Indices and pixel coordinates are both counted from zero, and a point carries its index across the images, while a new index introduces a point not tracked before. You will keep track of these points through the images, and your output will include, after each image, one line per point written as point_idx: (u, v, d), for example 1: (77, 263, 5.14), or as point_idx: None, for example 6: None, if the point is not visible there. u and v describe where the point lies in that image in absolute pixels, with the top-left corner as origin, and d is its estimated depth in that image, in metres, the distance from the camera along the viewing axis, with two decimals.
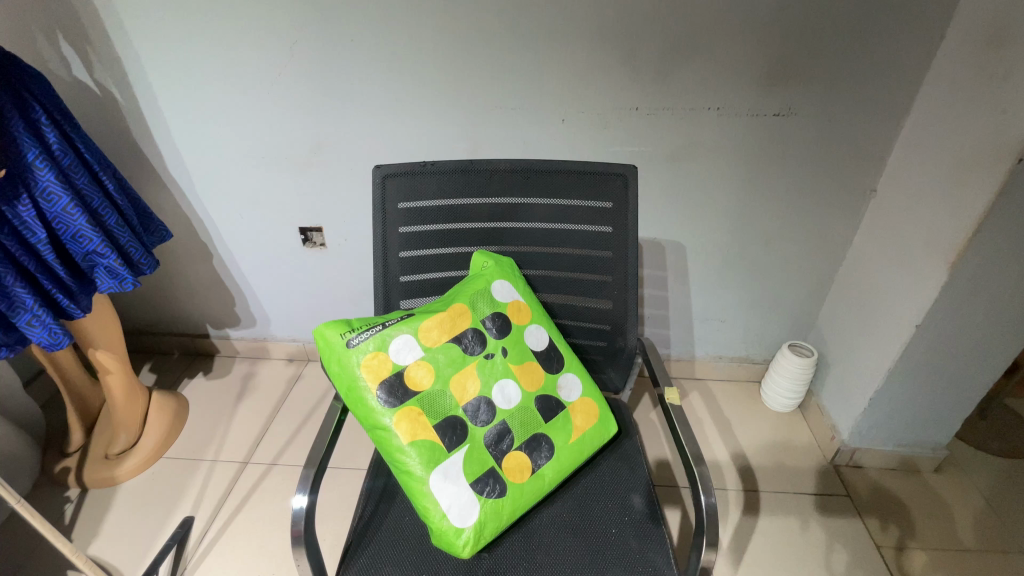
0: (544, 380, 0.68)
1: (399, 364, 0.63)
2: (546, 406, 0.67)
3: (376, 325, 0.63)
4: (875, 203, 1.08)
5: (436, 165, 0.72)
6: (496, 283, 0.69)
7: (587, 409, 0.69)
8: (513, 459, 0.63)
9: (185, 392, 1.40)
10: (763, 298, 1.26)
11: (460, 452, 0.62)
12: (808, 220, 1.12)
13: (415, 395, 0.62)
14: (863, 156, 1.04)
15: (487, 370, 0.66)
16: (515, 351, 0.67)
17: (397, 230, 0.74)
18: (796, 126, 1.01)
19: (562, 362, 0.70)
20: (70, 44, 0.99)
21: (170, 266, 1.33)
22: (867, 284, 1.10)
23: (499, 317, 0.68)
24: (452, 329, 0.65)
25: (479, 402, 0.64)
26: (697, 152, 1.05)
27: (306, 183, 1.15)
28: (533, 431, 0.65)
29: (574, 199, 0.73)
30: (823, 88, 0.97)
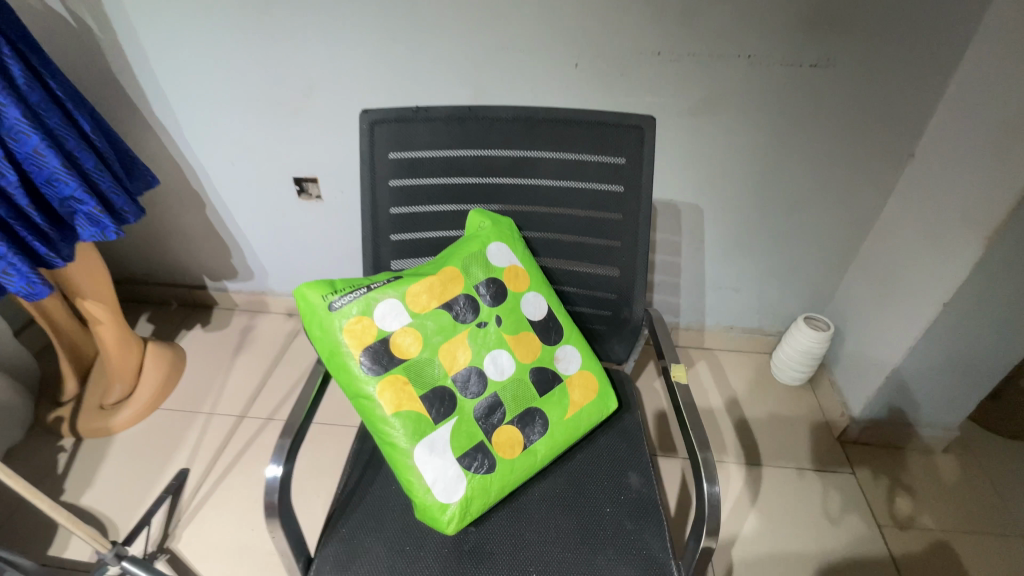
0: (540, 351, 0.63)
1: (385, 331, 0.58)
2: (542, 379, 0.62)
3: (361, 289, 0.58)
4: (914, 168, 0.99)
5: (430, 111, 0.65)
6: (492, 245, 0.63)
7: (586, 384, 0.64)
8: (505, 434, 0.60)
9: (183, 344, 1.39)
10: (781, 268, 1.19)
11: (449, 424, 0.58)
12: (837, 184, 1.04)
13: (401, 363, 0.58)
14: (906, 114, 0.94)
15: (480, 340, 0.61)
16: (511, 320, 0.62)
17: (387, 184, 0.68)
18: (832, 78, 0.91)
19: (562, 333, 0.65)
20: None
21: (162, 214, 1.28)
22: (896, 256, 1.02)
23: (495, 283, 0.62)
24: (443, 294, 0.60)
25: (470, 373, 0.60)
26: (720, 105, 0.96)
27: (298, 129, 1.08)
28: (526, 405, 0.61)
29: (583, 153, 0.67)
30: (868, 35, 0.86)
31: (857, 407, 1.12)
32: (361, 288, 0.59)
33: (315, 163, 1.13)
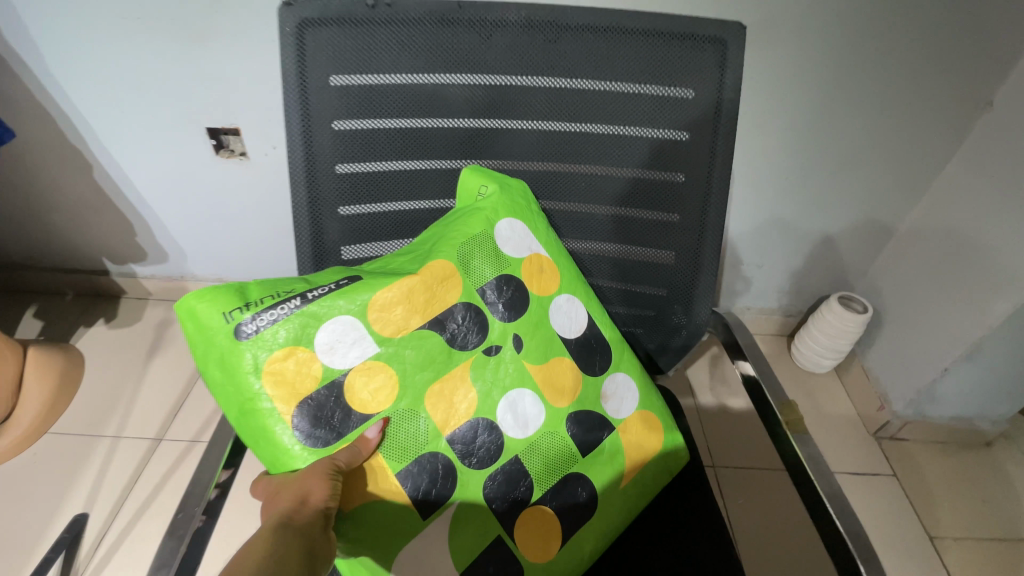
0: (581, 389, 0.47)
1: (340, 371, 0.39)
2: (583, 431, 0.47)
3: (287, 301, 0.38)
4: (990, 121, 0.81)
5: (394, 7, 0.41)
6: (501, 222, 0.45)
7: (644, 425, 0.50)
8: (535, 515, 0.44)
9: (80, 345, 1.10)
10: (814, 241, 1.02)
11: (447, 513, 0.41)
12: (896, 142, 0.86)
13: (369, 420, 0.39)
14: (994, 50, 0.74)
15: (489, 371, 0.44)
16: (535, 343, 0.45)
17: (329, 126, 0.43)
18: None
19: (608, 360, 0.50)
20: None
21: (31, 177, 0.96)
22: (962, 228, 0.86)
23: (509, 284, 0.45)
24: (430, 306, 0.42)
25: (476, 427, 0.43)
26: (779, 29, 0.72)
27: (205, 60, 0.79)
28: (562, 472, 0.46)
29: (633, 83, 0.44)
30: None
31: (899, 400, 0.99)
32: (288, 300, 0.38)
33: (236, 108, 0.85)
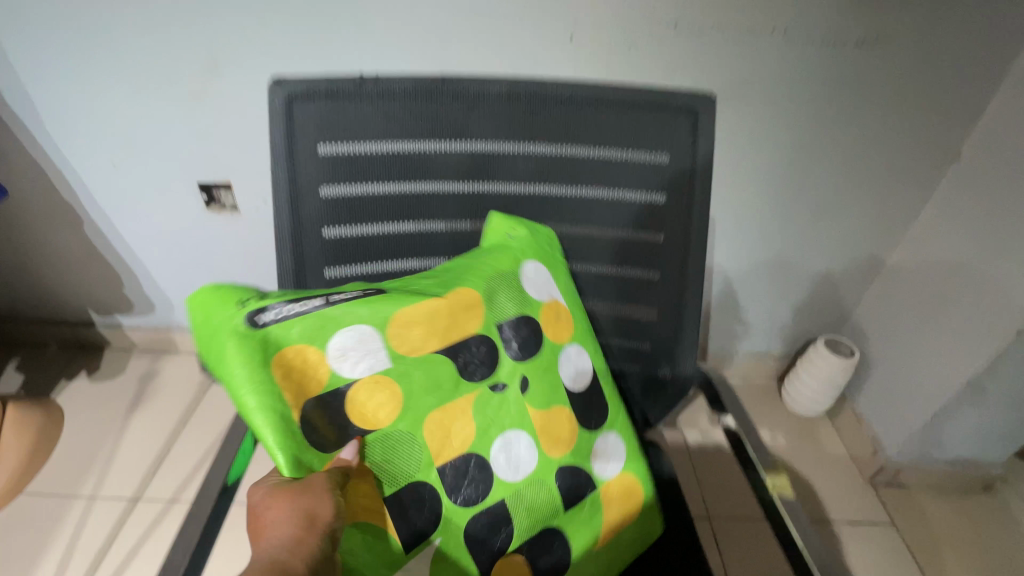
0: (574, 443, 0.47)
1: (347, 377, 0.39)
2: (572, 483, 0.46)
3: (305, 305, 0.39)
4: (960, 170, 0.85)
5: (381, 82, 0.43)
6: (529, 262, 0.46)
7: (627, 496, 0.49)
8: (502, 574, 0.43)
9: (59, 400, 1.07)
10: (799, 285, 1.03)
11: (428, 549, 0.40)
12: (870, 191, 0.89)
13: (370, 435, 0.39)
14: (954, 105, 0.79)
15: (491, 410, 0.44)
16: (541, 386, 0.45)
17: (317, 193, 0.44)
18: (887, 54, 0.74)
19: (603, 415, 0.49)
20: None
21: (22, 230, 0.97)
22: (941, 272, 0.88)
23: (526, 324, 0.45)
24: (449, 330, 0.42)
25: (469, 460, 0.42)
26: (752, 89, 0.77)
27: (203, 120, 0.81)
28: (541, 525, 0.45)
29: (612, 148, 0.46)
30: (933, 5, 0.70)
31: (892, 444, 0.98)
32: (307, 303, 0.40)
33: (230, 164, 0.87)
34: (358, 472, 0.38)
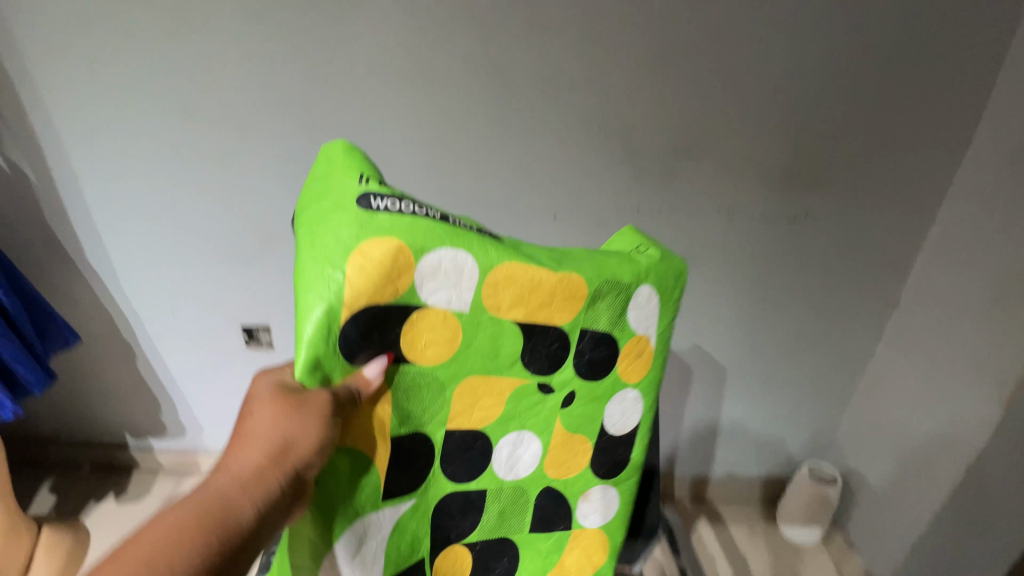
0: (575, 474, 0.56)
1: (422, 299, 0.41)
2: (553, 496, 0.56)
3: (423, 212, 0.42)
4: (899, 317, 0.98)
5: None
6: (644, 287, 0.51)
7: (594, 547, 0.60)
8: (460, 554, 0.55)
9: (88, 522, 1.15)
10: (777, 415, 1.11)
11: (399, 506, 0.48)
12: (826, 333, 1.01)
13: (407, 364, 0.43)
14: (883, 265, 0.94)
15: (523, 405, 0.50)
16: (582, 407, 0.53)
17: None
18: (817, 227, 0.90)
19: (616, 472, 0.57)
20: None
21: (83, 365, 1.11)
22: (899, 405, 0.98)
23: (605, 345, 0.51)
24: (537, 309, 0.46)
25: (477, 437, 0.50)
26: (708, 253, 0.93)
27: (254, 279, 0.98)
28: (506, 520, 0.55)
29: None
30: (845, 193, 0.88)
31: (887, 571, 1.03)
32: (425, 207, 0.43)
33: (269, 310, 1.02)
34: (371, 398, 0.43)
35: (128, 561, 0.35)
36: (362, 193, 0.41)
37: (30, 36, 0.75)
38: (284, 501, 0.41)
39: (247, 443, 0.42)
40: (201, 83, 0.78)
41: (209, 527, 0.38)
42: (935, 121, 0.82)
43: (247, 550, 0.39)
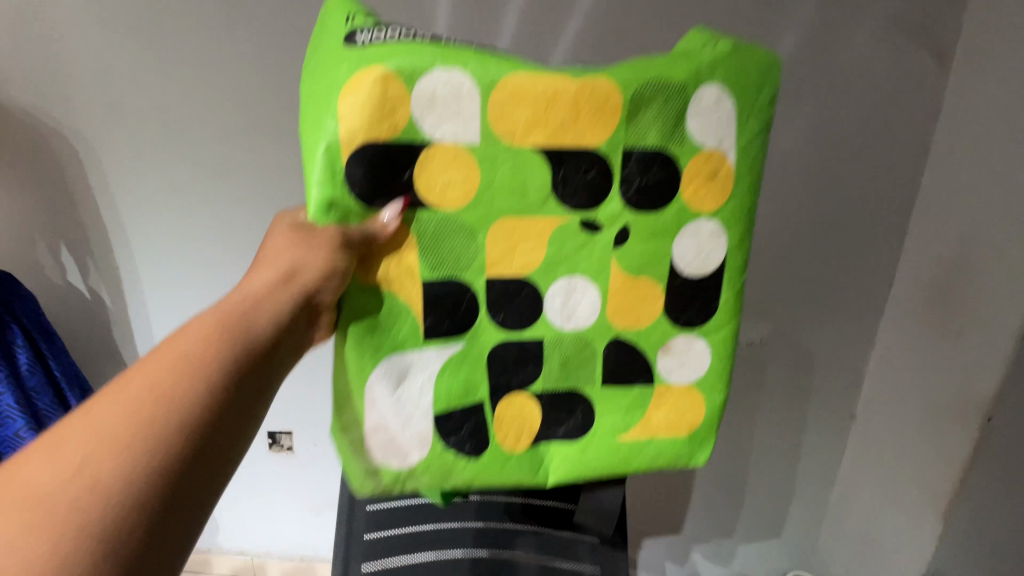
0: (648, 324, 0.52)
1: (427, 134, 0.44)
2: (623, 361, 0.53)
3: (416, 40, 0.45)
4: (857, 430, 1.06)
5: None
6: (709, 88, 0.48)
7: (684, 408, 0.55)
8: (525, 404, 0.52)
9: None
10: (759, 520, 1.18)
11: (453, 346, 0.49)
12: (795, 444, 1.09)
13: (425, 211, 0.46)
14: (838, 383, 1.03)
15: (570, 246, 0.49)
16: (648, 228, 0.50)
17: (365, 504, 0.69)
18: (777, 351, 1.00)
19: (702, 317, 0.53)
20: (67, 247, 0.93)
21: None
22: (862, 511, 1.06)
23: (660, 165, 0.48)
24: (557, 131, 0.45)
25: (524, 284, 0.49)
26: None
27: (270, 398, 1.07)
28: (569, 383, 0.52)
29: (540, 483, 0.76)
30: (795, 322, 0.97)
31: None
32: (412, 32, 0.47)
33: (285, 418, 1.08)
34: (399, 228, 0.45)
35: (165, 361, 0.39)
36: (350, 30, 0.45)
37: (120, 200, 0.89)
38: (301, 317, 0.45)
39: (262, 268, 0.46)
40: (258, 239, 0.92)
41: (234, 334, 0.42)
42: (862, 257, 0.92)
43: (277, 358, 0.44)
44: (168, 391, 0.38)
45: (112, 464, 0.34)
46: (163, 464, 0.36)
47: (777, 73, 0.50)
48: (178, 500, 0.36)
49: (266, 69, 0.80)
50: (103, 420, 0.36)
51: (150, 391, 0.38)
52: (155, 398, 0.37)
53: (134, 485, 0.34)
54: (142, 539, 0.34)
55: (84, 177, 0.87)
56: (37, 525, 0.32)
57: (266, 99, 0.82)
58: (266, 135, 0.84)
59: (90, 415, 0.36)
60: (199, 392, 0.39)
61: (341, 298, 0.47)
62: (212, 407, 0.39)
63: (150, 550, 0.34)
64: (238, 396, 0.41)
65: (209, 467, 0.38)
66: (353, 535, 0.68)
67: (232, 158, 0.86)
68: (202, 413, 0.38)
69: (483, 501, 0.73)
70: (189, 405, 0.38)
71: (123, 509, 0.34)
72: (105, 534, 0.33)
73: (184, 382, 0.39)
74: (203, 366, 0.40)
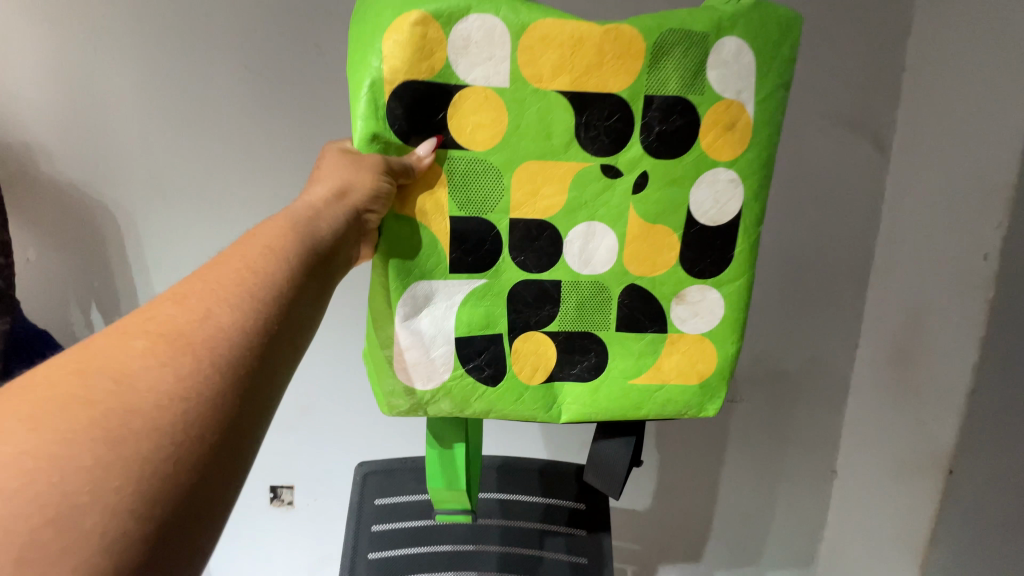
0: (665, 272, 0.46)
1: (460, 79, 0.40)
2: (634, 317, 0.47)
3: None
4: (839, 485, 0.92)
5: (416, 458, 0.65)
6: (729, 40, 0.42)
7: (699, 354, 0.48)
8: (541, 343, 0.47)
9: None
10: None
11: (472, 281, 0.45)
12: (777, 514, 0.95)
13: (458, 150, 0.41)
14: (799, 440, 0.91)
15: (591, 190, 0.43)
16: (683, 164, 0.43)
17: (370, 528, 0.62)
18: (757, 405, 0.89)
19: (721, 264, 0.46)
20: (99, 307, 0.80)
21: None
22: None
23: (680, 112, 0.42)
24: (583, 75, 0.40)
25: (543, 229, 0.44)
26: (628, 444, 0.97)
27: None
28: (583, 328, 0.47)
29: (555, 498, 0.65)
30: (767, 376, 0.87)
31: None
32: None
33: None
34: (429, 168, 0.41)
35: (226, 268, 0.33)
36: None
37: (148, 239, 0.77)
38: (350, 234, 0.40)
39: (318, 183, 0.40)
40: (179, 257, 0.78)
41: (294, 241, 0.36)
42: (839, 279, 0.82)
43: (331, 273, 0.38)
44: (245, 289, 0.33)
45: (171, 362, 0.28)
46: (231, 369, 0.29)
47: (800, 28, 0.43)
48: (248, 408, 0.30)
49: (248, 91, 0.70)
50: (156, 324, 0.30)
51: (206, 295, 0.32)
52: (245, 279, 0.33)
53: (195, 386, 0.28)
54: (210, 450, 0.27)
55: (113, 222, 0.76)
56: (85, 427, 0.25)
57: (236, 106, 0.71)
58: (176, 124, 0.71)
59: (139, 322, 0.30)
60: (261, 297, 0.33)
61: (378, 227, 0.43)
62: (269, 312, 0.33)
63: (217, 462, 0.27)
64: (296, 303, 0.35)
65: (272, 378, 0.32)
66: (359, 526, 0.62)
67: (275, 189, 0.75)
68: (263, 320, 0.32)
69: (505, 500, 0.65)
70: (248, 308, 0.32)
71: (185, 411, 0.27)
72: (171, 436, 0.26)
73: (245, 285, 0.33)
74: (263, 270, 0.34)
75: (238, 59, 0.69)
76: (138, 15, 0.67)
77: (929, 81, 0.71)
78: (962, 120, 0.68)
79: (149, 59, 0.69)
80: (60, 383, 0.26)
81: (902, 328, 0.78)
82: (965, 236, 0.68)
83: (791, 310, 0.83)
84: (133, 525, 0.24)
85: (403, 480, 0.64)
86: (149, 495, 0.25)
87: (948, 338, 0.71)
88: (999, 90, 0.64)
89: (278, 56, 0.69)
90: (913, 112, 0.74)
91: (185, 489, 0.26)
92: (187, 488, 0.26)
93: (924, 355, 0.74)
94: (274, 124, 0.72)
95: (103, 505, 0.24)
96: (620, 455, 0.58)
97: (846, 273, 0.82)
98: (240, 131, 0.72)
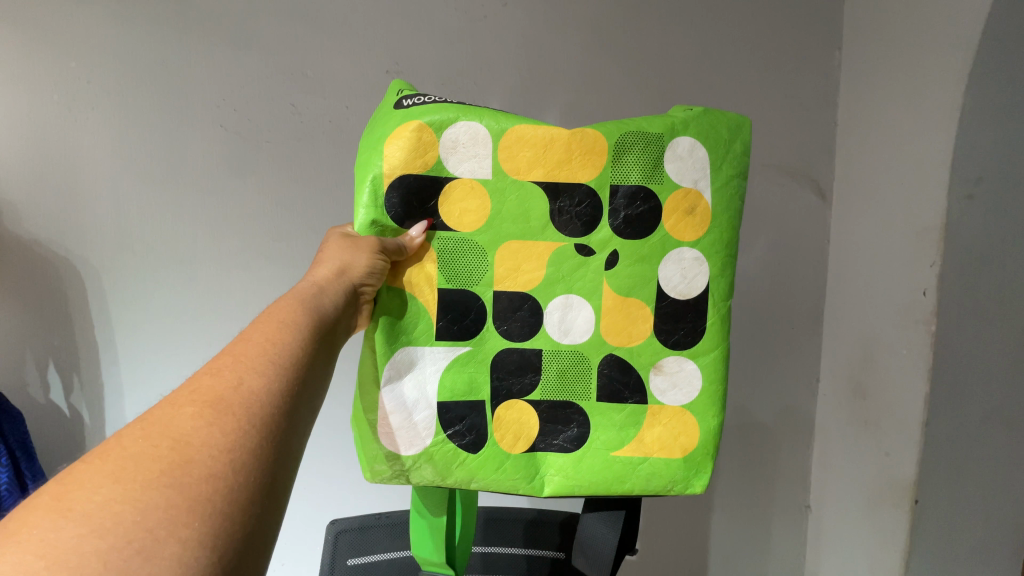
0: (640, 343, 0.51)
1: (451, 172, 0.47)
2: (611, 385, 0.51)
3: (444, 99, 0.48)
4: (815, 520, 0.94)
5: (391, 515, 0.65)
6: (683, 140, 0.50)
7: (680, 425, 0.52)
8: (523, 410, 0.51)
9: None
10: None
11: (457, 348, 0.49)
12: (759, 552, 0.96)
13: (446, 232, 0.48)
14: (774, 477, 0.94)
15: (567, 267, 0.49)
16: (647, 244, 0.50)
17: None
18: (724, 449, 0.92)
19: (696, 336, 0.51)
20: (56, 367, 0.78)
21: None
22: None
23: (643, 199, 0.49)
24: (556, 168, 0.48)
25: (524, 300, 0.49)
26: None
27: None
28: (564, 396, 0.51)
29: (532, 551, 0.65)
30: (739, 413, 0.91)
31: None
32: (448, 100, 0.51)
33: None
34: (420, 248, 0.48)
35: (251, 342, 0.38)
36: (399, 98, 0.49)
37: (131, 292, 0.78)
38: (348, 307, 0.45)
39: (320, 264, 0.46)
40: (161, 305, 0.79)
41: (304, 314, 0.41)
42: (793, 322, 0.89)
43: (333, 343, 0.43)
44: (270, 359, 0.37)
45: (218, 422, 0.32)
46: (266, 425, 0.34)
47: (747, 127, 0.51)
48: (280, 457, 0.34)
49: (231, 152, 0.76)
50: (198, 393, 0.34)
51: (237, 364, 0.36)
52: (270, 351, 0.38)
53: (239, 440, 0.32)
54: (254, 493, 0.31)
55: (88, 281, 0.77)
56: (156, 478, 0.29)
57: (228, 168, 0.76)
58: (171, 183, 0.76)
59: (183, 393, 0.34)
60: (283, 363, 0.37)
61: (373, 299, 0.48)
62: (291, 376, 0.37)
63: (260, 504, 0.31)
64: (309, 368, 0.39)
65: (297, 434, 0.36)
66: None
67: (249, 241, 0.78)
68: (285, 382, 0.37)
69: (487, 555, 0.65)
70: (273, 373, 0.36)
71: (233, 460, 0.31)
72: (225, 481, 0.30)
73: (268, 354, 0.37)
74: (282, 341, 0.39)
75: (225, 126, 0.75)
76: (147, 86, 0.73)
77: (854, 152, 0.82)
78: (886, 177, 0.77)
79: (130, 122, 0.74)
80: (129, 447, 0.30)
81: (859, 362, 0.83)
82: (901, 281, 0.75)
83: (754, 350, 0.89)
84: (201, 556, 0.27)
85: (379, 539, 0.64)
86: (212, 532, 0.28)
87: (901, 371, 0.74)
88: (910, 157, 0.73)
89: (275, 128, 0.76)
90: (847, 166, 0.84)
91: (237, 527, 0.30)
92: (240, 526, 0.30)
93: (879, 388, 0.79)
94: (249, 179, 0.77)
95: (175, 542, 0.27)
96: (609, 532, 0.61)
97: (794, 314, 0.89)
98: (212, 183, 0.76)
